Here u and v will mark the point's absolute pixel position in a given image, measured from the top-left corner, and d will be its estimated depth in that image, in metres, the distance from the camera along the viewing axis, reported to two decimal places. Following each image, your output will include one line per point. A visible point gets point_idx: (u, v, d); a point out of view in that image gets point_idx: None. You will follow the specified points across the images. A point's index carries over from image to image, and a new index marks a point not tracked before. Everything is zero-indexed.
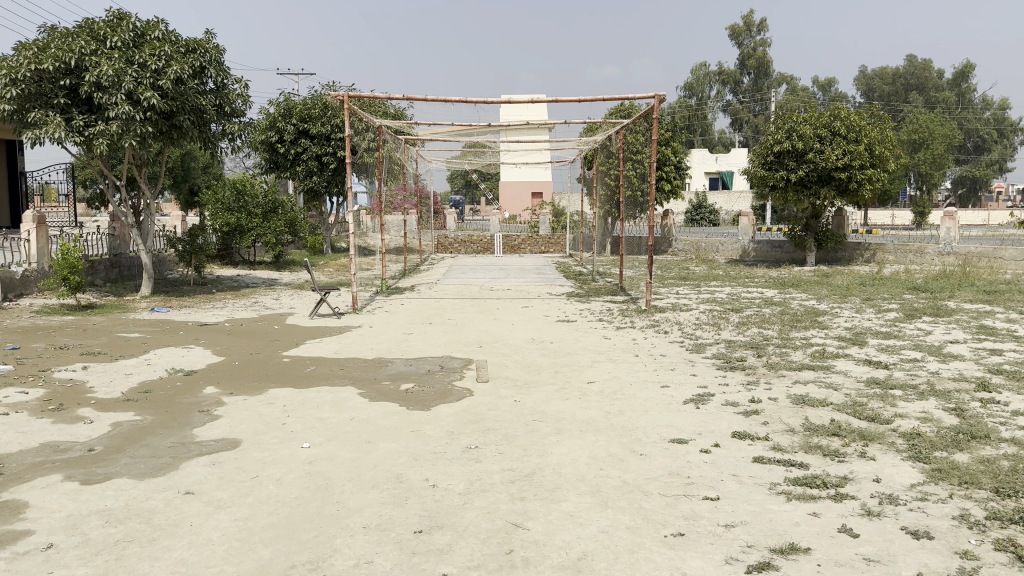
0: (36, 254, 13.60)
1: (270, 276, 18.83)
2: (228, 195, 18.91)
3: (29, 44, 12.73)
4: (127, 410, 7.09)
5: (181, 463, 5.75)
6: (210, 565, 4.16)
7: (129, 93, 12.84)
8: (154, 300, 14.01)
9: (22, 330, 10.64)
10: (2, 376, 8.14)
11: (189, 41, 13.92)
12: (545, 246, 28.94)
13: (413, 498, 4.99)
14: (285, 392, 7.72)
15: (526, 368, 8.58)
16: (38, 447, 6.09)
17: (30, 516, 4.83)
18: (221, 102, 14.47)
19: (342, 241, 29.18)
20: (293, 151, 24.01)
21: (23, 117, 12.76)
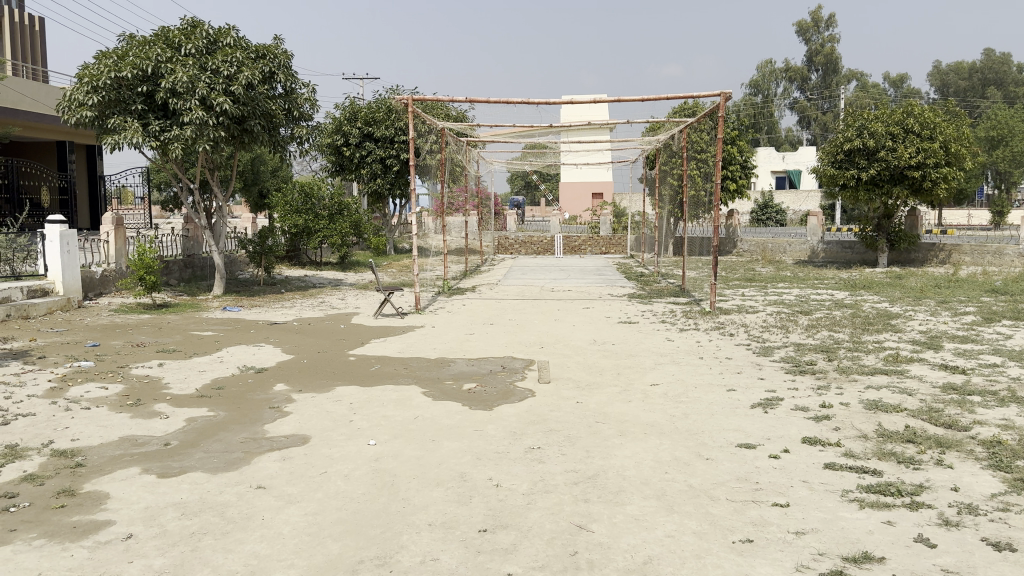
0: (114, 254, 14.13)
1: (336, 277, 19.19)
2: (296, 198, 19.35)
3: (109, 52, 13.20)
4: (201, 406, 7.31)
5: (252, 458, 5.90)
6: (280, 559, 4.26)
7: (203, 99, 13.23)
8: (226, 299, 14.43)
9: (102, 328, 11.09)
10: (83, 372, 8.49)
11: (259, 47, 14.23)
12: (605, 246, 28.96)
13: (477, 497, 5.02)
14: (351, 390, 7.85)
15: (588, 370, 8.55)
16: (117, 440, 6.33)
17: (112, 507, 5.02)
18: (290, 106, 14.80)
19: (405, 242, 29.65)
20: (357, 154, 24.44)
21: (104, 123, 13.30)
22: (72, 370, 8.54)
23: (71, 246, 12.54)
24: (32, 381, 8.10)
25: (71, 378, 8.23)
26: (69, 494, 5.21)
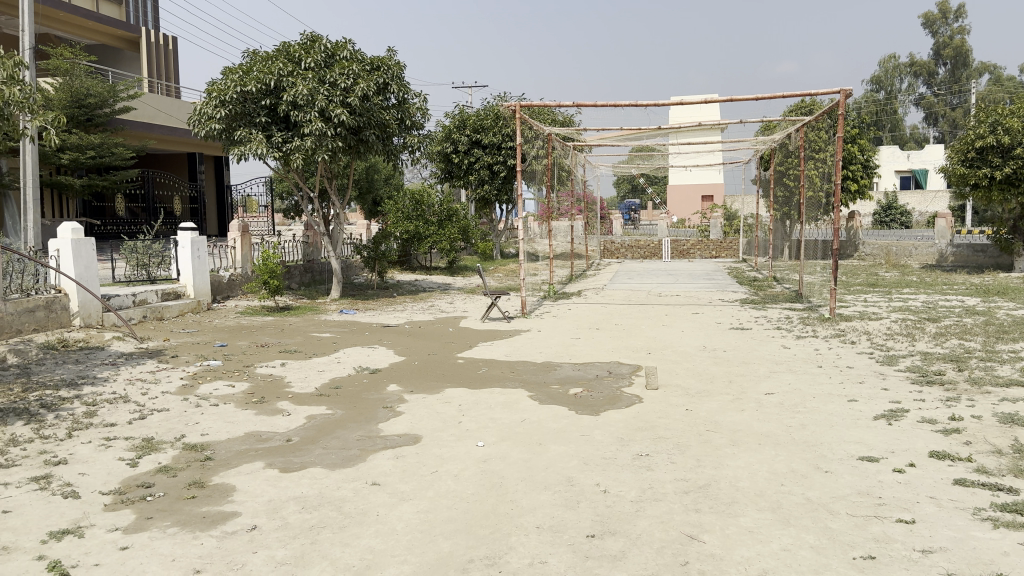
0: (240, 259, 14.91)
1: (445, 281, 19.61)
2: (407, 205, 19.89)
3: (236, 68, 13.97)
4: (319, 404, 7.61)
5: (367, 455, 6.09)
6: (394, 554, 4.38)
7: (321, 110, 13.79)
8: (343, 302, 14.97)
9: (229, 329, 11.71)
10: (212, 370, 8.99)
11: (374, 60, 14.70)
12: (716, 250, 28.39)
13: (585, 502, 5.00)
14: (460, 392, 7.99)
15: (698, 377, 8.37)
16: (243, 436, 6.67)
17: (238, 499, 5.30)
18: (402, 116, 15.19)
19: (512, 247, 29.95)
20: (466, 161, 24.87)
21: (231, 134, 14.06)
22: (203, 369, 9.06)
23: (201, 252, 13.32)
24: (167, 378, 8.65)
25: (202, 376, 8.74)
26: (200, 486, 5.54)
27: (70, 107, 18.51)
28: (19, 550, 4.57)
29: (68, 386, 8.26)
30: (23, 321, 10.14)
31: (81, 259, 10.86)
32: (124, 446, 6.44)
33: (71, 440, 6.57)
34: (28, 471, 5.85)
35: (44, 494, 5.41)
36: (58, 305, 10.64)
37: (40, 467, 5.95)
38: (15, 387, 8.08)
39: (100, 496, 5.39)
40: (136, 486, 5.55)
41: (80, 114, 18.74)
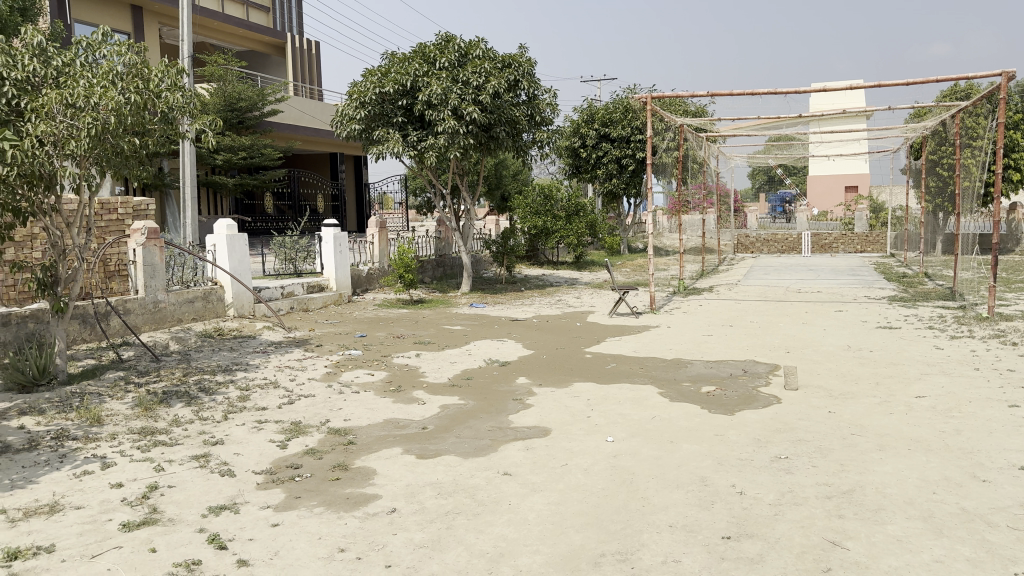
0: (378, 254, 15.52)
1: (572, 276, 19.65)
2: (537, 200, 20.06)
3: (374, 70, 14.53)
4: (452, 394, 7.85)
5: (499, 445, 6.22)
6: (527, 544, 4.47)
7: (455, 109, 14.12)
8: (473, 296, 15.29)
9: (368, 320, 12.23)
10: (352, 359, 9.43)
11: (506, 57, 14.86)
12: (861, 245, 27.07)
13: (719, 503, 4.91)
14: (590, 387, 8.01)
15: (840, 378, 8.02)
16: (382, 422, 6.97)
17: (378, 482, 5.55)
18: (532, 112, 15.30)
19: (640, 242, 29.61)
20: (594, 155, 24.81)
21: (370, 134, 14.67)
22: (344, 358, 9.52)
23: (342, 247, 13.96)
24: (312, 366, 9.15)
25: (343, 364, 9.19)
26: (343, 468, 5.84)
27: (224, 111, 19.82)
28: (184, 522, 4.97)
29: (224, 371, 8.89)
30: (184, 310, 10.96)
31: (234, 254, 11.63)
32: (274, 428, 6.87)
33: (227, 422, 7.07)
34: (189, 450, 6.34)
35: (204, 471, 5.86)
36: (214, 297, 11.45)
37: (201, 446, 6.44)
38: (177, 372, 8.78)
39: (253, 475, 5.79)
40: (285, 467, 5.91)
41: (232, 118, 20.04)
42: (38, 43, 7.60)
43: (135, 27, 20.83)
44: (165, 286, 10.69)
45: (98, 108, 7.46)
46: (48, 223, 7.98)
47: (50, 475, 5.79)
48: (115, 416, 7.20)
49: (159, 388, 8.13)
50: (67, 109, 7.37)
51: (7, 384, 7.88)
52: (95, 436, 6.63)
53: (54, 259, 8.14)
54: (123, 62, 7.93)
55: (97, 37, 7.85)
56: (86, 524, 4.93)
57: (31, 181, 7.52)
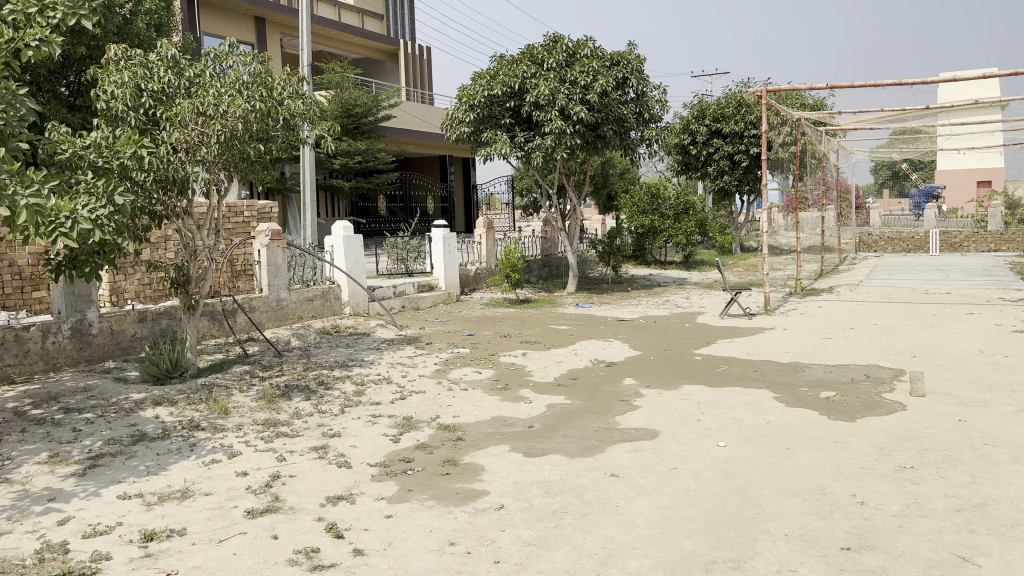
0: (485, 254, 15.74)
1: (681, 276, 19.31)
2: (644, 198, 19.84)
3: (483, 73, 14.77)
4: (559, 394, 7.87)
5: (607, 446, 6.20)
6: (636, 547, 4.44)
7: (562, 109, 14.15)
8: (579, 296, 15.29)
9: (476, 319, 12.42)
10: (461, 357, 9.61)
11: (614, 55, 14.73)
12: (996, 243, 25.47)
13: (838, 513, 4.73)
14: (700, 389, 7.87)
15: (972, 385, 7.55)
16: (491, 419, 7.08)
17: (487, 478, 5.64)
18: (641, 109, 15.14)
19: (752, 240, 28.80)
20: (705, 152, 24.34)
21: (479, 136, 14.95)
22: (453, 355, 9.72)
23: (451, 247, 14.23)
24: (423, 363, 9.38)
25: (452, 362, 9.38)
26: (453, 464, 5.97)
27: (341, 117, 20.60)
28: (303, 510, 5.21)
29: (341, 366, 9.25)
30: (304, 308, 11.46)
31: (351, 255, 12.07)
32: (387, 423, 7.09)
33: (344, 416, 7.35)
34: (309, 441, 6.64)
35: (321, 463, 6.11)
36: (331, 295, 11.92)
37: (319, 438, 6.73)
38: (297, 366, 9.20)
39: (367, 467, 6.00)
40: (397, 460, 6.10)
41: (348, 123, 20.82)
42: (172, 56, 8.11)
43: (259, 38, 21.93)
44: (286, 285, 11.21)
45: (226, 115, 7.91)
46: (181, 225, 8.52)
47: (182, 462, 6.18)
48: (240, 408, 7.62)
49: (281, 381, 8.54)
50: (198, 117, 7.86)
51: (145, 375, 8.46)
52: (223, 426, 7.03)
53: (187, 259, 8.68)
54: (249, 71, 8.36)
55: (224, 48, 8.30)
56: (215, 509, 5.24)
57: (166, 186, 8.06)
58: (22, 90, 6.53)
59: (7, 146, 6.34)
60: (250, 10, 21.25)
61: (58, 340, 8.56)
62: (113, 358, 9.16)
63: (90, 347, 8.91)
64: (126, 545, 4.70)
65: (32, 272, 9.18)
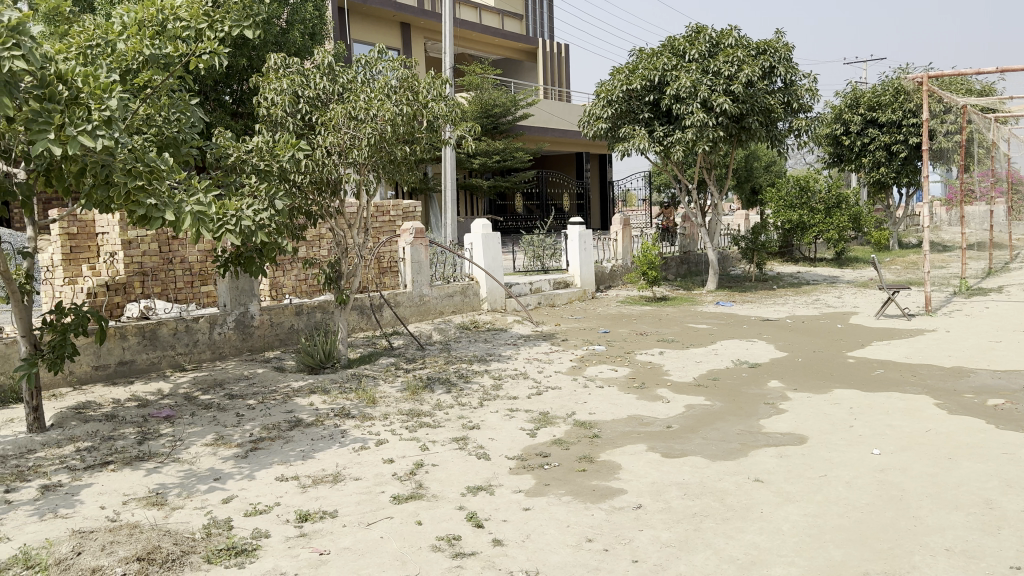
0: (621, 251, 15.63)
1: (831, 274, 18.42)
2: (792, 192, 19.11)
3: (623, 67, 14.67)
4: (699, 394, 7.72)
5: (749, 450, 6.03)
6: (781, 554, 4.30)
7: (704, 101, 13.82)
8: (720, 294, 14.92)
9: (612, 317, 12.36)
10: (597, 354, 9.61)
11: (761, 44, 14.22)
12: None
13: (1008, 529, 4.38)
14: (850, 394, 7.49)
15: None
16: (628, 418, 7.04)
17: (624, 477, 5.61)
18: (789, 99, 14.54)
19: (910, 236, 27.04)
20: (859, 143, 23.09)
21: (617, 132, 14.91)
22: (590, 352, 9.73)
23: (588, 244, 14.22)
24: (559, 359, 9.45)
25: (589, 359, 9.39)
26: (590, 461, 5.98)
27: (481, 118, 21.06)
28: (445, 499, 5.38)
29: (480, 360, 9.47)
30: (445, 304, 11.82)
31: (489, 252, 12.30)
32: (524, 417, 7.19)
33: (483, 409, 7.52)
34: (450, 432, 6.84)
35: (462, 453, 6.29)
36: (471, 291, 12.22)
37: (459, 429, 6.91)
38: (439, 360, 9.49)
39: (506, 460, 6.11)
40: (535, 455, 6.18)
41: (488, 123, 21.25)
42: (327, 63, 8.53)
43: (404, 43, 22.72)
44: (429, 281, 11.58)
45: (376, 118, 8.27)
46: (333, 224, 9.03)
47: (333, 448, 6.52)
48: (386, 398, 7.95)
49: (423, 374, 8.85)
50: (350, 120, 8.25)
51: (300, 365, 8.99)
52: (370, 415, 7.37)
53: (339, 257, 9.16)
54: (397, 76, 8.69)
55: (374, 55, 8.67)
56: (363, 494, 5.50)
57: (321, 188, 8.56)
58: (194, 102, 7.08)
59: (180, 153, 6.87)
60: (396, 16, 22.06)
61: (223, 331, 9.25)
62: (273, 348, 9.82)
63: (251, 338, 9.56)
64: (284, 524, 5.02)
65: (201, 268, 10.02)
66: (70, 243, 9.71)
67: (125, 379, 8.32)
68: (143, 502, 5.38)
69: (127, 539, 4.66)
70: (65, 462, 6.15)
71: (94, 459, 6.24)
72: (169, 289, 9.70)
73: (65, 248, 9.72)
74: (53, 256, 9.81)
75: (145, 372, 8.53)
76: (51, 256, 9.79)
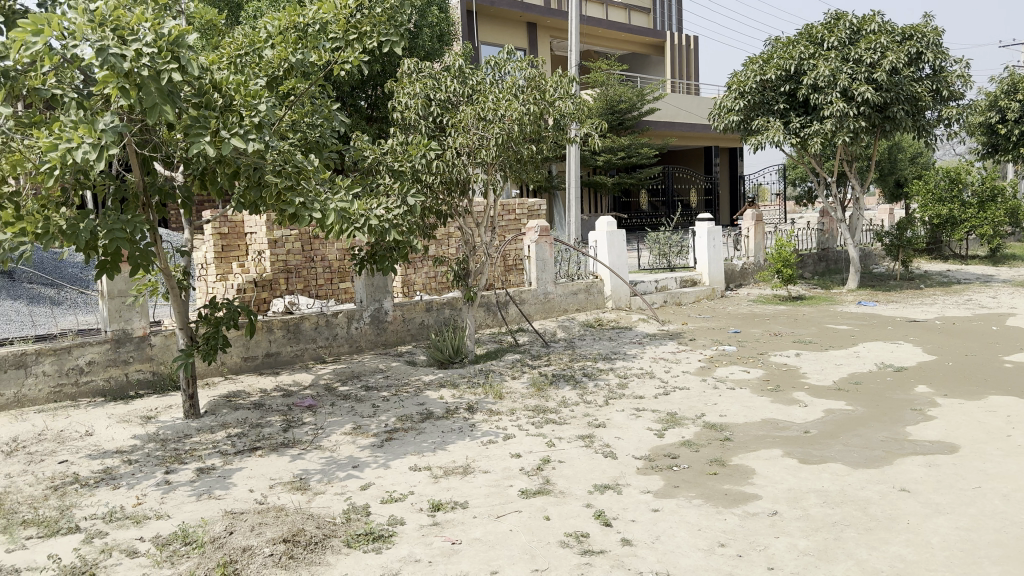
0: (754, 248, 15.14)
1: (986, 272, 17.16)
2: (941, 185, 17.96)
3: (756, 57, 14.21)
4: (838, 399, 7.37)
5: (894, 458, 5.70)
6: (931, 569, 4.05)
7: (845, 90, 13.19)
8: (861, 293, 14.19)
9: (744, 316, 11.99)
10: (727, 355, 9.34)
11: (907, 28, 13.42)
12: None
13: None
14: (1009, 401, 6.94)
15: None
16: (761, 421, 6.80)
17: (758, 482, 5.43)
18: (938, 86, 13.63)
19: None
20: (1017, 131, 21.39)
21: (749, 124, 14.48)
22: (720, 353, 9.48)
23: (718, 241, 13.86)
24: (688, 359, 9.26)
25: (718, 359, 9.15)
26: (722, 464, 5.83)
27: (606, 114, 20.96)
28: (573, 496, 5.37)
29: (606, 359, 9.42)
30: (569, 301, 11.82)
31: (614, 249, 12.16)
32: (652, 417, 7.09)
33: (610, 407, 7.47)
34: (577, 430, 6.83)
35: (589, 451, 6.26)
36: (595, 289, 12.16)
37: (587, 427, 6.89)
38: (565, 357, 9.51)
39: (634, 460, 6.05)
40: (663, 456, 6.07)
41: (613, 120, 21.12)
42: (458, 66, 8.70)
43: (531, 43, 22.88)
44: (554, 279, 11.62)
45: (504, 118, 8.37)
46: (462, 223, 9.21)
47: (462, 440, 6.65)
48: (513, 394, 8.04)
49: (549, 371, 8.88)
50: (479, 121, 8.39)
51: (431, 360, 9.24)
52: (497, 410, 7.47)
53: (467, 254, 9.34)
54: (524, 76, 8.73)
55: (503, 56, 8.76)
56: (492, 487, 5.58)
57: (450, 187, 8.75)
58: (334, 106, 7.41)
59: (321, 156, 7.26)
60: (523, 16, 22.26)
61: (360, 325, 9.61)
62: (405, 343, 10.13)
63: (385, 333, 9.90)
64: (417, 513, 5.17)
65: (339, 266, 10.47)
66: (222, 243, 10.38)
67: (270, 370, 8.81)
68: (288, 487, 5.67)
69: (274, 521, 4.91)
70: (217, 447, 6.58)
71: (244, 444, 6.64)
72: (310, 285, 10.16)
73: (218, 247, 10.40)
74: (206, 255, 10.49)
75: (289, 364, 8.99)
76: (205, 254, 10.45)
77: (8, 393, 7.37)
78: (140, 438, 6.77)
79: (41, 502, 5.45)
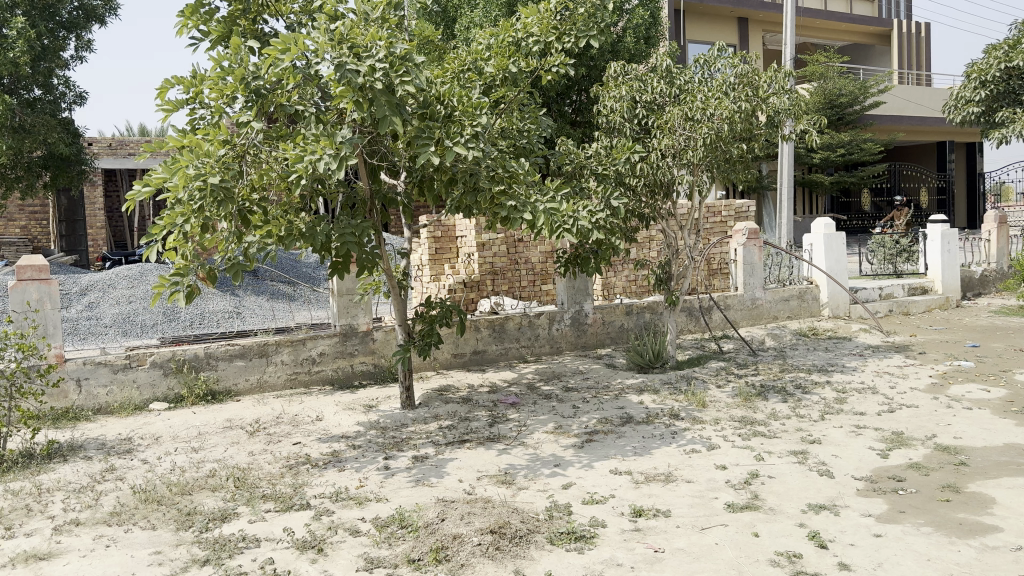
0: (996, 253, 13.67)
1: None
2: None
3: (1000, 43, 12.88)
4: None
5: None
6: None
7: None
8: None
9: (983, 329, 10.86)
10: (964, 371, 8.50)
11: None
12: None
13: None
14: None
15: None
16: (1003, 446, 6.13)
17: (1000, 513, 4.89)
18: None
19: None
20: None
21: (991, 117, 13.14)
22: (954, 369, 8.64)
23: (952, 245, 12.66)
24: (915, 375, 8.52)
25: (952, 376, 8.34)
26: (955, 490, 5.31)
27: (825, 109, 19.89)
28: (783, 513, 5.13)
29: (820, 370, 8.90)
30: (779, 308, 11.30)
31: (832, 252, 11.43)
32: (874, 435, 6.60)
33: (825, 422, 7.05)
34: (788, 445, 6.50)
35: (802, 468, 5.94)
36: (809, 296, 11.53)
37: (799, 442, 6.54)
38: (774, 367, 9.09)
39: (852, 480, 5.66)
40: (887, 478, 5.63)
41: (832, 115, 19.99)
42: (665, 66, 8.58)
43: (742, 38, 22.12)
44: (762, 284, 11.15)
45: (713, 118, 8.11)
46: (665, 226, 9.10)
47: (665, 447, 6.56)
48: (717, 403, 7.80)
49: (757, 380, 8.54)
50: (687, 121, 8.21)
51: (631, 363, 9.20)
52: (701, 418, 7.29)
53: (669, 258, 9.18)
54: (735, 72, 8.48)
55: (712, 53, 8.53)
56: (696, 497, 5.46)
57: (654, 190, 8.70)
58: (541, 112, 7.61)
59: (529, 160, 7.47)
60: (734, 11, 21.63)
61: (561, 327, 9.77)
62: (606, 346, 10.16)
63: (586, 335, 9.99)
64: (619, 517, 5.16)
65: (542, 268, 10.75)
66: (435, 246, 10.89)
67: (478, 367, 9.19)
68: (494, 480, 5.88)
69: (482, 512, 5.11)
70: (430, 437, 6.95)
71: (454, 436, 6.97)
72: (514, 286, 10.61)
73: (432, 250, 10.91)
74: (422, 257, 11.10)
75: (495, 361, 9.33)
76: (421, 256, 11.07)
77: (253, 379, 8.24)
78: (363, 425, 7.31)
79: (278, 479, 6.04)
